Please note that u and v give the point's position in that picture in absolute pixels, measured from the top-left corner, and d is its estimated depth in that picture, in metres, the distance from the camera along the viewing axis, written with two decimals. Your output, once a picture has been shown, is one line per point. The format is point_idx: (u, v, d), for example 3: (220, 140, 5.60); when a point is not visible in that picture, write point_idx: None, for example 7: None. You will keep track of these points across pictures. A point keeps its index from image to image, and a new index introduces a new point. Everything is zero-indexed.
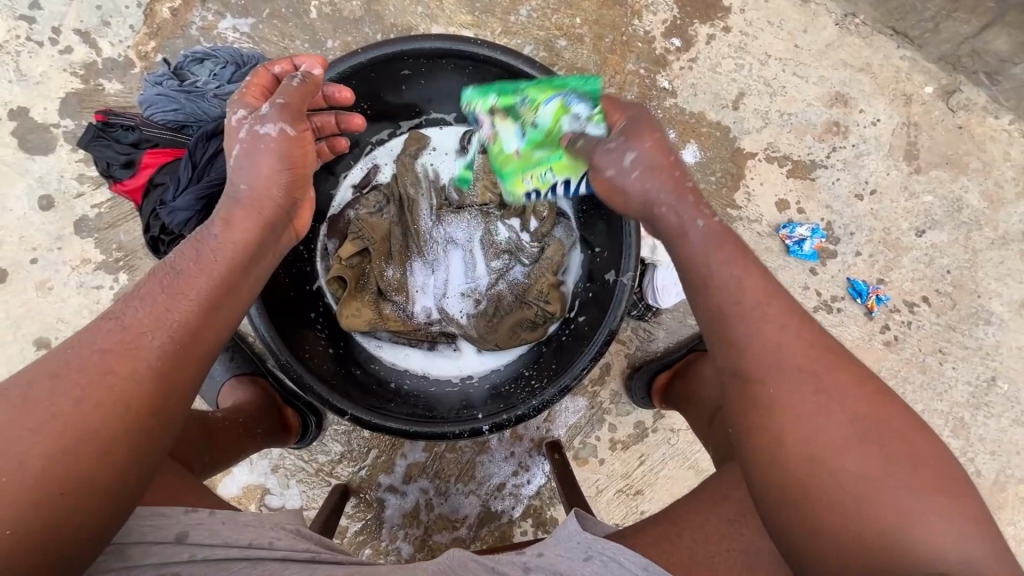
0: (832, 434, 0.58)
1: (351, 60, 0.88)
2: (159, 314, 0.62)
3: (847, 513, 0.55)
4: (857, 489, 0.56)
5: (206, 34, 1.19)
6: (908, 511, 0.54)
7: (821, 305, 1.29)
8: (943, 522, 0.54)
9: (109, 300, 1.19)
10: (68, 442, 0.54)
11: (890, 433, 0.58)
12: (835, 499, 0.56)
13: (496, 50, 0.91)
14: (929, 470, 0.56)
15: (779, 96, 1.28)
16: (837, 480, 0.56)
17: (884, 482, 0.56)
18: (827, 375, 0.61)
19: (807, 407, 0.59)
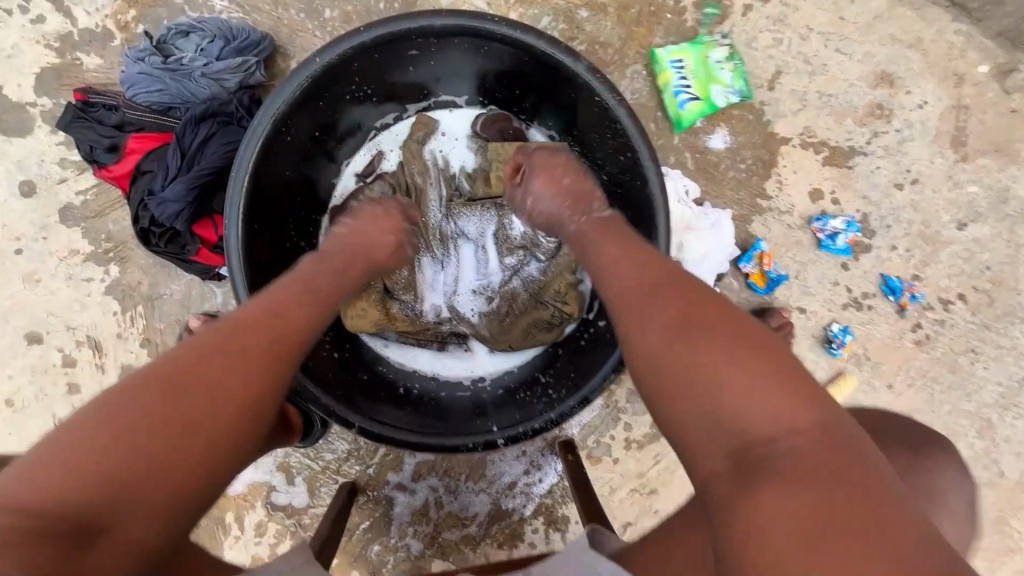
0: (663, 337, 0.60)
1: (353, 39, 0.79)
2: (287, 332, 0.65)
3: (703, 414, 0.54)
4: (697, 375, 0.55)
5: (191, 3, 1.08)
6: (752, 402, 0.52)
7: (851, 302, 1.22)
8: (771, 392, 0.52)
9: (101, 294, 1.13)
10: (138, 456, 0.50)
11: (721, 325, 0.58)
12: (688, 404, 0.56)
13: (517, 28, 0.80)
14: (757, 351, 0.56)
15: (819, 75, 1.17)
16: (680, 375, 0.57)
17: (717, 366, 0.55)
18: (660, 293, 0.64)
19: (650, 317, 0.62)
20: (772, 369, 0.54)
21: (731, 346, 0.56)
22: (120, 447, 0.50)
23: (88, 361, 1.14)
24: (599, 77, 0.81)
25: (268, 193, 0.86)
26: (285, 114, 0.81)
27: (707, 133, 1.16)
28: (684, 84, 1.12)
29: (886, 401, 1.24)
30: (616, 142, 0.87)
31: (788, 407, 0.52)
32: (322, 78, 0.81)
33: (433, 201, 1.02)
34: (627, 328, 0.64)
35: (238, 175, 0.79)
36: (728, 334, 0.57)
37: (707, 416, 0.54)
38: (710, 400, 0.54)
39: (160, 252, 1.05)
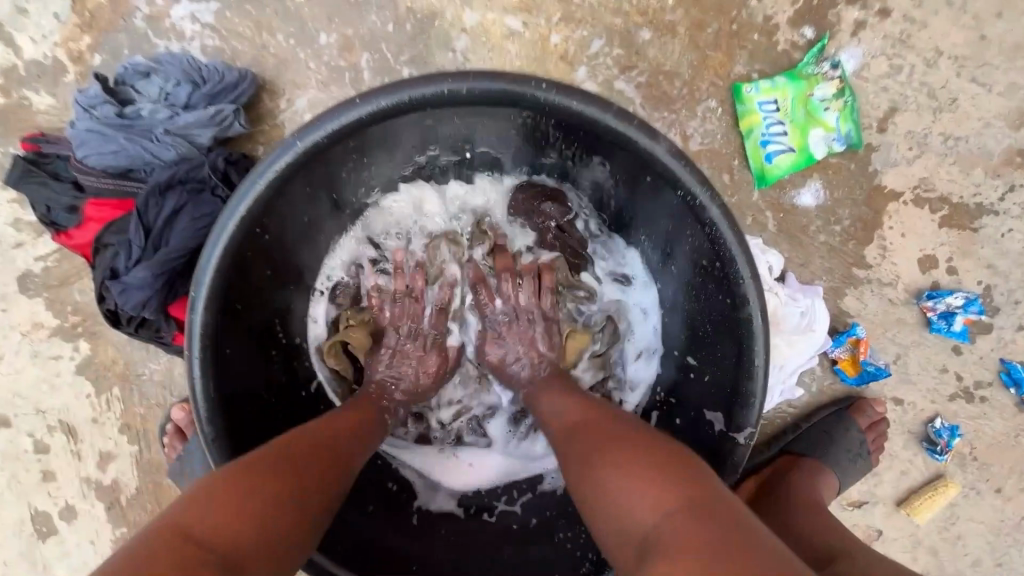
0: (593, 475, 0.55)
1: (347, 115, 0.60)
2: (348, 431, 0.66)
3: (607, 529, 0.52)
4: (617, 498, 0.52)
5: (155, 26, 0.86)
6: (628, 501, 0.51)
7: (960, 393, 0.99)
8: (640, 493, 0.50)
9: (71, 373, 0.98)
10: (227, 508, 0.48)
11: (635, 446, 0.56)
12: (601, 527, 0.52)
13: (571, 93, 0.59)
14: (660, 467, 0.52)
15: (947, 112, 0.92)
16: (614, 506, 0.51)
17: (618, 486, 0.52)
18: (606, 428, 0.61)
19: (578, 458, 0.59)
20: (638, 465, 0.53)
21: (623, 462, 0.54)
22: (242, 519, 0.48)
23: (61, 448, 1.00)
24: (686, 164, 0.60)
25: (244, 302, 0.68)
26: (258, 210, 0.63)
27: (796, 187, 0.93)
28: (776, 131, 0.90)
29: (993, 509, 1.02)
30: (697, 244, 0.66)
31: (653, 496, 0.49)
32: (306, 163, 0.63)
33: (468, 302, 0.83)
34: (573, 457, 0.60)
35: (200, 291, 0.61)
36: (617, 445, 0.57)
37: (609, 528, 0.52)
38: (617, 507, 0.51)
39: (132, 335, 0.87)
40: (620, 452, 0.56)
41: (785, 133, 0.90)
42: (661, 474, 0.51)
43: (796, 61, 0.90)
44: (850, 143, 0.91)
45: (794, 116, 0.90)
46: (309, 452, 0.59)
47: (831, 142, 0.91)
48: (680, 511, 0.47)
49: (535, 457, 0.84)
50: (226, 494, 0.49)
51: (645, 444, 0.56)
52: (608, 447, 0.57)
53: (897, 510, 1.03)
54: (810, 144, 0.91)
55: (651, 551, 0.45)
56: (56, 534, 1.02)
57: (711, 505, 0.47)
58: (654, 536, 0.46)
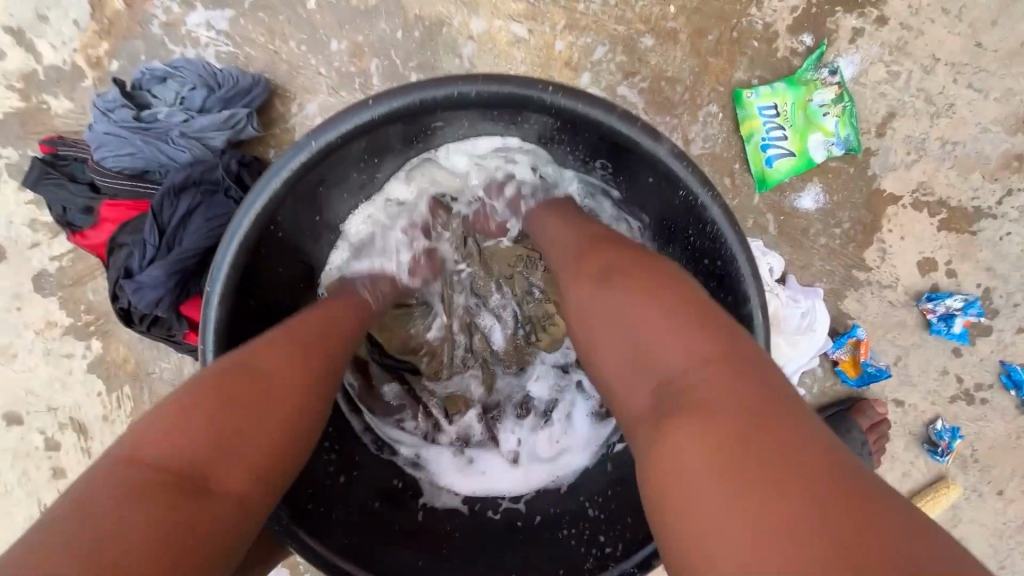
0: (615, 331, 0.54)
1: (360, 116, 0.62)
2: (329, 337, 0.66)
3: (623, 367, 0.53)
4: (641, 354, 0.51)
5: (171, 33, 0.89)
6: (653, 347, 0.50)
7: (961, 395, 1.00)
8: (664, 347, 0.49)
9: (83, 371, 1.00)
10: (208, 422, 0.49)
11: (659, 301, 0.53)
12: (620, 366, 0.53)
13: (576, 95, 0.61)
14: (684, 330, 0.50)
15: (944, 118, 0.94)
16: (637, 362, 0.51)
17: (643, 341, 0.51)
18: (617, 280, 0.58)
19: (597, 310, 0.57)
20: (669, 321, 0.51)
21: (650, 319, 0.52)
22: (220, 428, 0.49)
23: (71, 445, 1.02)
24: (688, 164, 0.62)
25: (256, 299, 0.70)
26: (272, 209, 0.64)
27: (796, 191, 0.94)
28: (776, 135, 0.92)
29: (995, 511, 1.03)
30: (698, 242, 0.67)
31: (684, 350, 0.48)
32: (319, 162, 0.65)
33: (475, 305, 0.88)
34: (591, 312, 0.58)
35: (214, 287, 0.63)
36: (643, 296, 0.54)
37: (625, 368, 0.53)
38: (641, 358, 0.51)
39: (144, 333, 0.89)
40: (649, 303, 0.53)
41: (785, 137, 0.92)
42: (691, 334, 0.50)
43: (796, 67, 0.92)
44: (848, 147, 0.92)
45: (794, 121, 0.92)
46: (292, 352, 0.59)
47: (830, 146, 0.93)
48: (705, 366, 0.47)
49: (541, 458, 0.84)
50: (185, 419, 0.48)
51: (684, 301, 0.52)
52: (633, 292, 0.55)
53: None
54: (810, 148, 0.93)
55: (676, 400, 0.47)
56: None
57: (733, 369, 0.46)
58: (677, 389, 0.47)
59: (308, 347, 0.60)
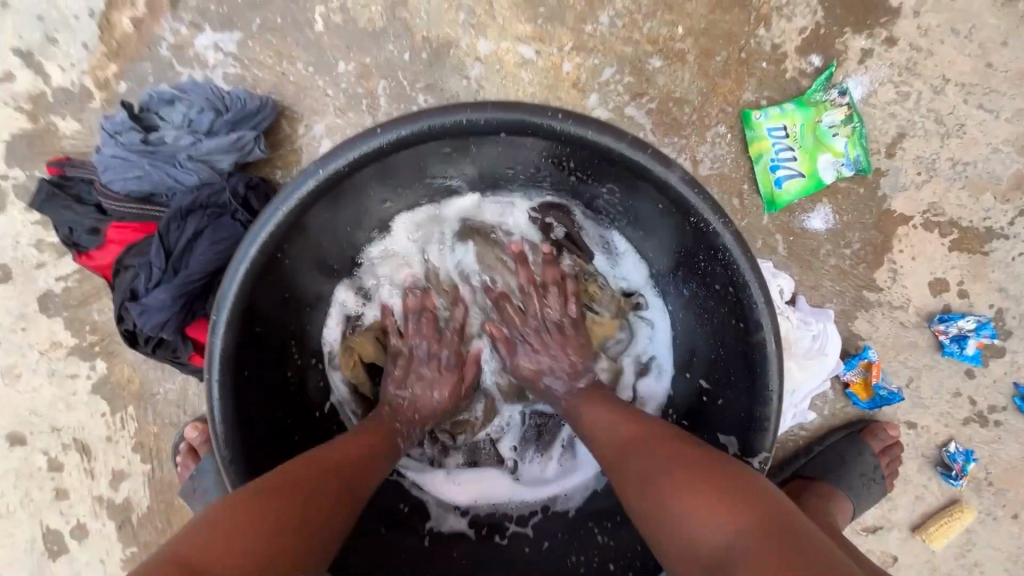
0: (651, 499, 0.57)
1: (368, 144, 0.61)
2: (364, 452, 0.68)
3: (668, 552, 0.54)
4: (676, 524, 0.53)
5: (179, 55, 0.89)
6: (690, 520, 0.52)
7: (975, 417, 0.99)
8: (693, 511, 0.53)
9: (87, 392, 0.99)
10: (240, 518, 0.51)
11: (683, 459, 0.58)
12: (662, 546, 0.54)
13: (586, 123, 0.61)
14: (708, 482, 0.54)
15: (954, 138, 0.93)
16: (675, 532, 0.53)
17: (678, 509, 0.54)
18: (647, 440, 0.63)
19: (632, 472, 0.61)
20: (694, 479, 0.55)
21: (678, 479, 0.55)
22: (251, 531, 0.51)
23: (75, 466, 1.01)
24: (699, 191, 0.61)
25: (263, 324, 0.69)
26: (280, 235, 0.64)
27: (805, 212, 0.93)
28: (785, 156, 0.91)
29: (1011, 536, 1.01)
30: (710, 268, 0.67)
31: (712, 510, 0.51)
32: (327, 189, 0.64)
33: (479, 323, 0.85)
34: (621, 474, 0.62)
35: (221, 314, 0.62)
36: (668, 458, 0.59)
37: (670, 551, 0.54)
38: (675, 524, 0.53)
39: (149, 355, 0.89)
40: (677, 468, 0.57)
41: (794, 157, 0.91)
42: (715, 492, 0.53)
43: (804, 88, 0.92)
44: (858, 168, 0.92)
45: (802, 141, 0.91)
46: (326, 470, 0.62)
47: (840, 167, 0.92)
48: (747, 533, 0.48)
49: (547, 479, 0.84)
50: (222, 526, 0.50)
51: (705, 467, 0.56)
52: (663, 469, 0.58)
53: (912, 536, 1.01)
54: (820, 168, 0.92)
55: (723, 574, 0.47)
56: (67, 552, 1.02)
57: (770, 532, 0.48)
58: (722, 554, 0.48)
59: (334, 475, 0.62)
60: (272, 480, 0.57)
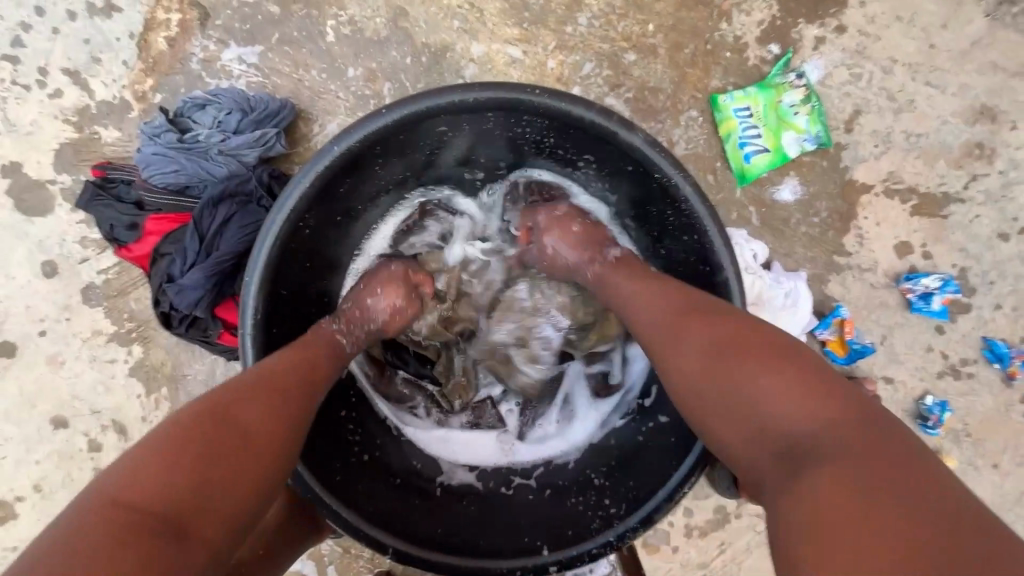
0: (735, 381, 0.58)
1: (375, 123, 0.72)
2: (302, 371, 0.70)
3: (740, 431, 0.57)
4: (762, 408, 0.56)
5: (208, 68, 1.01)
6: (774, 403, 0.55)
7: (947, 370, 1.05)
8: (785, 397, 0.55)
9: (125, 376, 1.08)
10: (173, 458, 0.54)
11: (775, 352, 0.59)
12: (731, 424, 0.58)
13: (560, 97, 0.71)
14: (805, 375, 0.56)
15: (906, 113, 1.02)
16: (759, 415, 0.56)
17: (764, 394, 0.56)
18: (726, 329, 0.63)
19: (708, 359, 0.62)
20: (792, 373, 0.56)
21: (773, 371, 0.57)
22: (181, 471, 0.53)
23: (113, 446, 1.09)
24: (661, 151, 0.70)
25: (287, 290, 0.78)
26: (301, 208, 0.73)
27: (775, 184, 1.02)
28: (751, 134, 1.01)
29: (992, 484, 1.06)
30: (679, 222, 0.76)
31: (811, 399, 0.54)
32: (341, 166, 0.74)
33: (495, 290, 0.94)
34: (692, 350, 0.63)
35: (252, 277, 0.71)
36: (758, 348, 0.60)
37: (739, 428, 0.58)
38: (759, 407, 0.56)
39: (183, 335, 0.98)
40: (770, 360, 0.58)
41: (760, 135, 1.01)
42: (813, 386, 0.55)
43: (765, 73, 1.02)
44: (819, 142, 1.01)
45: (767, 120, 1.01)
46: (257, 393, 0.63)
47: (801, 142, 1.01)
48: (836, 422, 0.52)
49: (548, 436, 0.92)
50: (157, 462, 0.53)
51: (795, 363, 0.57)
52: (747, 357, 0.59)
53: None
54: (784, 144, 1.01)
55: (801, 453, 0.52)
56: None
57: (861, 430, 0.51)
58: (807, 438, 0.52)
59: (273, 396, 0.64)
60: (199, 413, 0.59)
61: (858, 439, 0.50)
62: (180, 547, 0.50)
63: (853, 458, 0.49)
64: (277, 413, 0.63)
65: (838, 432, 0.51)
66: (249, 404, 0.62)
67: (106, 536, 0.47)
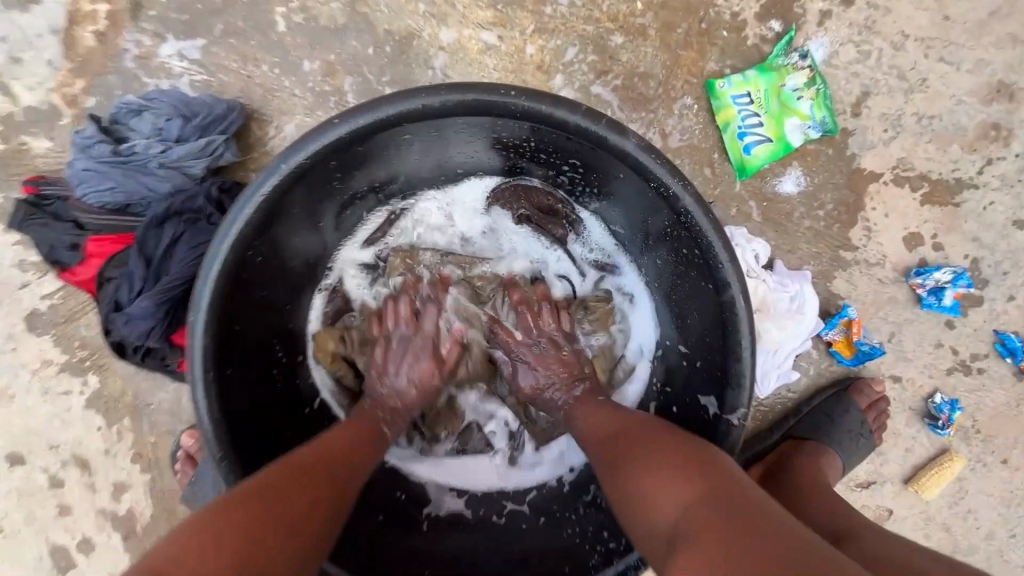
0: (624, 484, 0.58)
1: (326, 137, 0.62)
2: (353, 451, 0.67)
3: (639, 533, 0.56)
4: (649, 506, 0.55)
5: (145, 66, 0.90)
6: (656, 498, 0.55)
7: (958, 366, 1.00)
8: (664, 491, 0.55)
9: (82, 408, 1.00)
10: (222, 537, 0.50)
11: (660, 447, 0.59)
12: (632, 528, 0.57)
13: (538, 99, 0.62)
14: (682, 464, 0.56)
15: (918, 93, 0.94)
16: (646, 513, 0.55)
17: (647, 491, 0.56)
18: (628, 431, 0.64)
19: (607, 464, 0.62)
20: (670, 463, 0.56)
21: (654, 467, 0.57)
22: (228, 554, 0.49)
23: (76, 482, 1.02)
24: (657, 157, 0.62)
25: (242, 323, 0.70)
26: (248, 235, 0.64)
27: (777, 176, 0.94)
28: (751, 122, 0.92)
29: (1001, 480, 1.03)
30: (678, 233, 0.68)
31: (681, 488, 0.53)
32: (291, 186, 0.65)
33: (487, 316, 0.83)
34: (600, 457, 0.64)
35: (197, 316, 0.62)
36: (647, 443, 0.60)
37: (637, 527, 0.57)
38: (647, 507, 0.55)
39: (139, 365, 0.89)
40: (656, 456, 0.58)
41: (761, 124, 0.92)
42: (689, 474, 0.54)
43: (766, 54, 0.93)
44: (825, 129, 0.93)
45: (769, 106, 0.93)
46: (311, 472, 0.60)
47: (806, 128, 0.93)
48: (702, 510, 0.51)
49: (541, 458, 0.86)
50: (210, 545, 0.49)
51: (676, 452, 0.57)
52: (634, 455, 0.60)
53: (905, 488, 1.03)
54: (787, 132, 0.93)
55: (676, 548, 0.50)
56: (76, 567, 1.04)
57: (723, 514, 0.49)
58: (680, 533, 0.51)
59: (326, 477, 0.61)
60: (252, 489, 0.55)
61: (721, 524, 0.48)
62: None
63: (716, 544, 0.47)
64: (328, 498, 0.60)
65: (702, 521, 0.50)
66: (305, 484, 0.58)
67: None
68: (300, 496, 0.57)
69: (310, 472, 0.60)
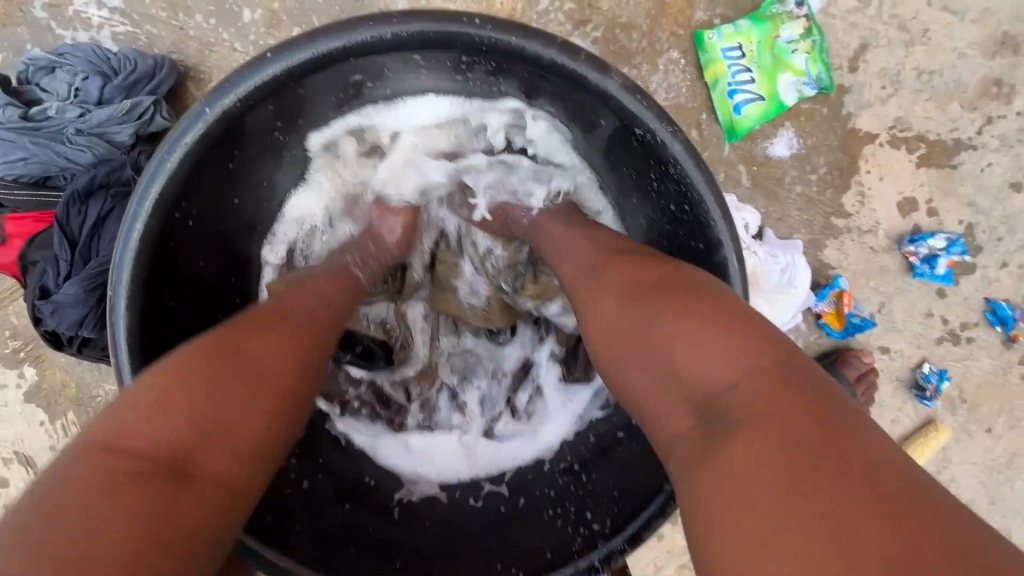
0: (645, 327, 0.48)
1: (260, 75, 0.54)
2: (320, 316, 0.59)
3: (649, 382, 0.47)
4: (678, 359, 0.45)
5: (58, 16, 0.78)
6: (692, 350, 0.45)
7: (947, 336, 0.97)
8: (706, 348, 0.44)
9: (20, 403, 0.92)
10: (183, 407, 0.44)
11: (698, 293, 0.48)
12: (640, 378, 0.48)
13: (505, 29, 0.54)
14: (731, 318, 0.46)
15: (919, 46, 0.88)
16: (673, 364, 0.46)
17: (682, 344, 0.46)
18: (649, 273, 0.53)
19: (619, 307, 0.52)
20: (716, 316, 0.46)
21: (693, 317, 0.46)
22: (194, 417, 0.44)
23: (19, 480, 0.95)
24: (642, 99, 0.55)
25: (174, 297, 0.62)
26: (173, 195, 0.56)
27: (768, 137, 0.88)
28: (742, 79, 0.85)
29: (985, 449, 1.01)
30: (664, 187, 0.62)
31: (733, 349, 0.44)
32: (221, 135, 0.57)
33: (456, 274, 0.81)
34: (607, 298, 0.53)
35: (118, 291, 0.54)
36: (678, 288, 0.49)
37: (648, 378, 0.47)
38: (675, 357, 0.46)
39: (78, 356, 0.80)
40: (693, 302, 0.47)
41: (752, 80, 0.85)
42: (743, 333, 0.44)
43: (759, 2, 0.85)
44: (821, 86, 0.86)
45: (761, 59, 0.86)
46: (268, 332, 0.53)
47: (800, 84, 0.86)
48: (760, 375, 0.42)
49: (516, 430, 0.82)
50: (171, 408, 0.43)
51: (723, 307, 0.47)
52: (664, 296, 0.49)
53: None
54: (780, 89, 0.86)
55: (715, 412, 0.42)
56: None
57: (787, 385, 0.41)
58: (722, 395, 0.42)
59: (289, 337, 0.54)
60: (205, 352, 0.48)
61: (784, 394, 0.40)
62: (189, 491, 0.41)
63: (777, 415, 0.39)
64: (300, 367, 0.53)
65: (762, 387, 0.41)
66: (269, 349, 0.51)
67: (103, 485, 0.38)
68: (247, 369, 0.48)
69: (274, 337, 0.53)
